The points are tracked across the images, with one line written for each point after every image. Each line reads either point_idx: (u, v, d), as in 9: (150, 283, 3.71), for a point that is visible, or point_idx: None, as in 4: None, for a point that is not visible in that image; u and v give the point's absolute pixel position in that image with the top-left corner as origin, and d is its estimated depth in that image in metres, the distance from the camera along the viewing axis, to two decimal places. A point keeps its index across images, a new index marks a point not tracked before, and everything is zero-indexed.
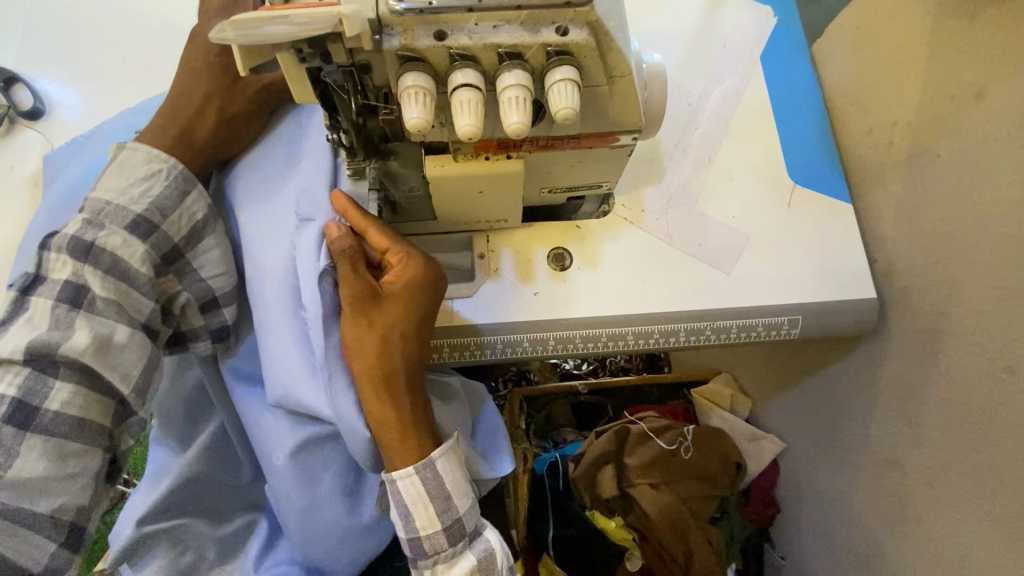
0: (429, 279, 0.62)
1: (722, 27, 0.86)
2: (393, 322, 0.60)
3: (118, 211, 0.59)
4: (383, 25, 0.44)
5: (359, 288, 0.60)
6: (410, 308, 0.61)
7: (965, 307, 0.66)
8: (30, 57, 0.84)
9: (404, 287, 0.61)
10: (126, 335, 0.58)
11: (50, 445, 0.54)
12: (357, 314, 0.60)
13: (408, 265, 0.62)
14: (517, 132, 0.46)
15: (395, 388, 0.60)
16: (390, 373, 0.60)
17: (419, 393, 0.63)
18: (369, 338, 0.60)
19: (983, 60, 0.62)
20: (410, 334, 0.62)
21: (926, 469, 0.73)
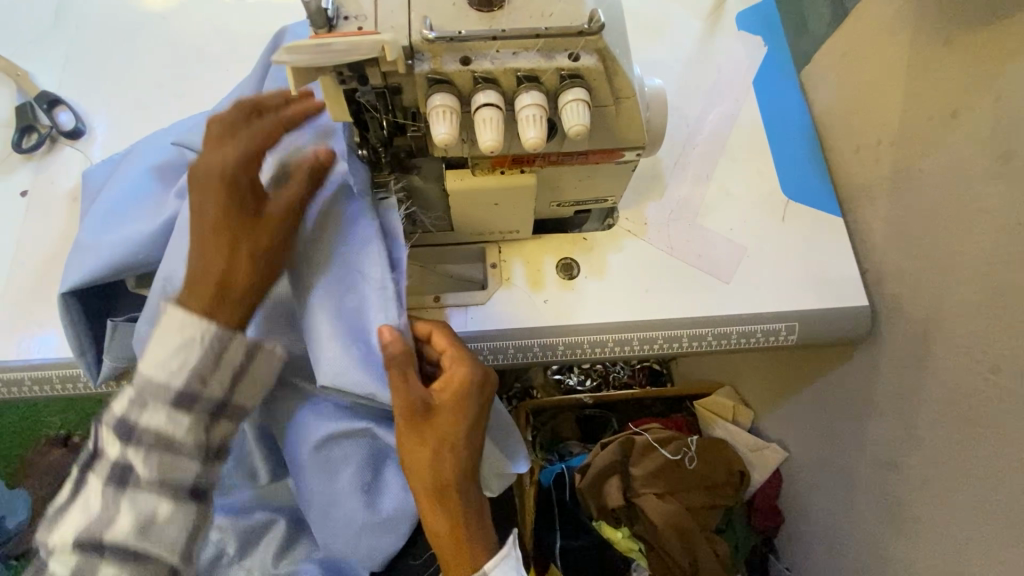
0: (476, 386, 0.63)
1: (717, 56, 0.93)
2: (445, 436, 0.62)
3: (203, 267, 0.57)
4: (415, 50, 0.50)
5: (414, 400, 0.61)
6: (462, 415, 0.63)
7: (952, 312, 0.70)
8: (72, 82, 0.90)
9: (456, 400, 0.63)
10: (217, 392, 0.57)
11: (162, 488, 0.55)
12: (413, 429, 0.62)
13: (456, 373, 0.63)
14: (534, 146, 0.51)
15: (448, 496, 0.63)
16: (444, 482, 0.63)
17: (471, 494, 0.65)
18: (423, 452, 0.62)
19: (957, 84, 0.68)
20: (463, 445, 0.64)
21: (923, 470, 0.76)
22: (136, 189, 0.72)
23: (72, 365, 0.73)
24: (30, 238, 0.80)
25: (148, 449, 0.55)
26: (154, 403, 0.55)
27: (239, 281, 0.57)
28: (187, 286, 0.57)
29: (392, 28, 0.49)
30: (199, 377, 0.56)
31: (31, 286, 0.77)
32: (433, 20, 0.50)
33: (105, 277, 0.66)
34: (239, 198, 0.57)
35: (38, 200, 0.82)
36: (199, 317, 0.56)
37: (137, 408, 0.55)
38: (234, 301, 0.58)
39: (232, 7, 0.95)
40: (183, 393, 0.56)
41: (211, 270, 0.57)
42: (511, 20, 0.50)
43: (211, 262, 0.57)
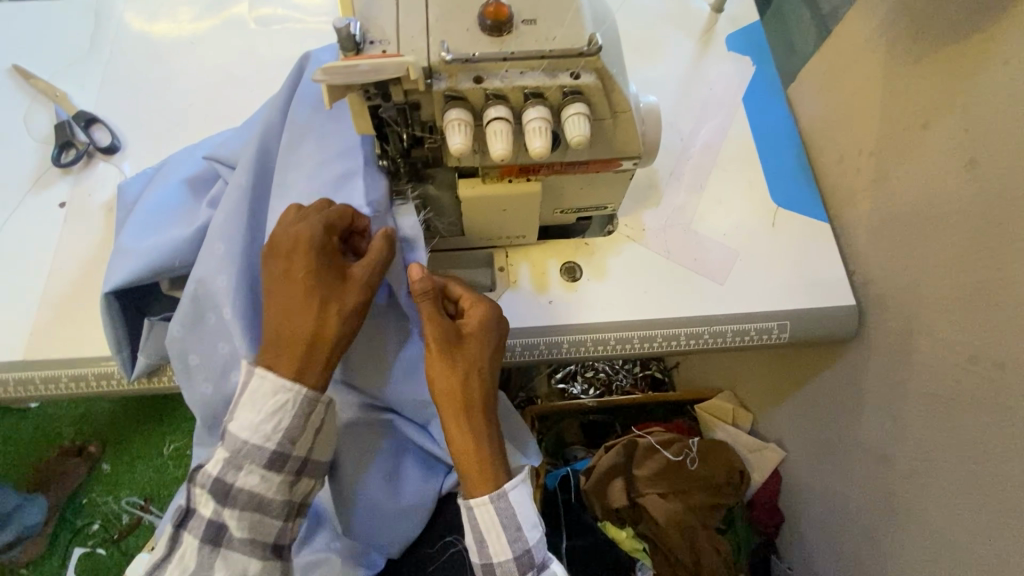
0: (495, 320, 0.68)
1: (708, 75, 0.99)
2: (472, 360, 0.65)
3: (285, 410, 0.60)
4: (433, 71, 0.56)
5: (437, 337, 0.65)
6: (485, 344, 0.67)
7: (931, 308, 0.74)
8: (107, 103, 0.96)
9: (478, 328, 0.67)
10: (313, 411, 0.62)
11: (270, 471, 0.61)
12: (441, 358, 0.65)
13: (476, 309, 0.68)
14: (540, 155, 0.56)
15: (478, 423, 0.65)
16: (471, 408, 0.65)
17: (494, 422, 0.67)
18: (452, 377, 0.64)
19: (928, 97, 0.74)
20: (485, 372, 0.67)
21: (912, 461, 0.80)
22: (172, 198, 0.78)
23: (107, 363, 0.78)
24: (68, 246, 0.85)
25: (245, 509, 0.61)
26: (251, 466, 0.60)
27: (325, 341, 0.61)
28: (277, 350, 0.61)
29: (413, 50, 0.55)
30: (288, 443, 0.62)
31: (69, 290, 0.82)
32: (450, 43, 0.56)
33: (145, 278, 0.70)
34: (325, 290, 0.61)
35: (76, 211, 0.87)
36: (290, 381, 0.61)
37: (234, 471, 0.60)
38: (324, 358, 0.62)
39: (256, 34, 1.03)
40: (277, 453, 0.61)
41: (300, 334, 0.60)
42: (518, 43, 0.56)
43: (303, 324, 0.60)
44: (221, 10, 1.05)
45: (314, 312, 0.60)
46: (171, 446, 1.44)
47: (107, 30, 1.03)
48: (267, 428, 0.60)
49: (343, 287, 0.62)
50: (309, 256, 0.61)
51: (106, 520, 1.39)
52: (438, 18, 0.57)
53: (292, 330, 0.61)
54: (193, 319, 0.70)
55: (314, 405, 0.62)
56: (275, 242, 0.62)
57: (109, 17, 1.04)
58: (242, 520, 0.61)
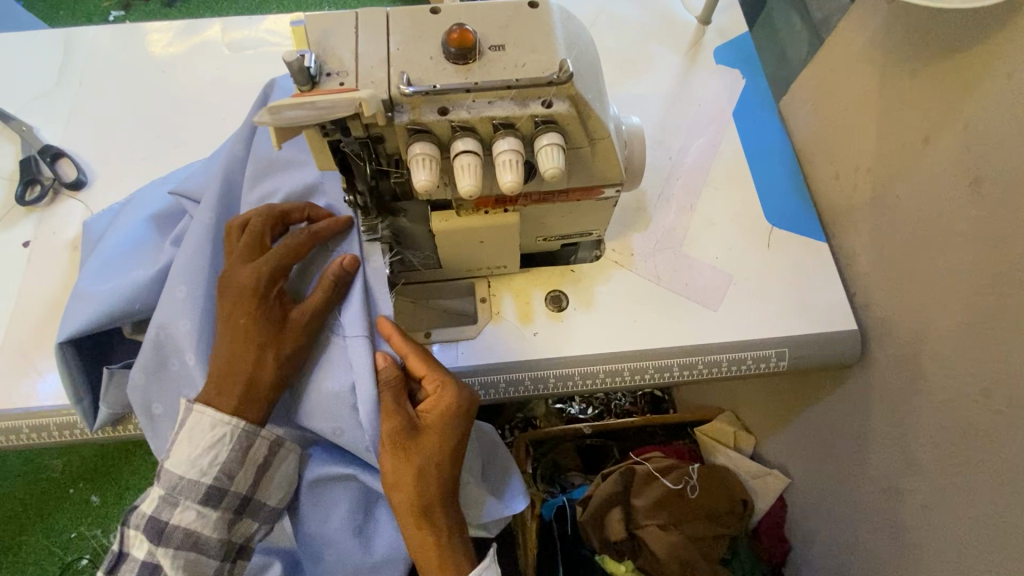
0: (463, 406, 0.64)
1: (697, 90, 0.96)
2: (429, 455, 0.62)
3: (221, 447, 0.61)
4: (394, 103, 0.52)
5: (393, 431, 0.61)
6: (447, 436, 0.63)
7: (938, 334, 0.70)
8: (75, 135, 0.93)
9: (439, 415, 0.63)
10: (251, 448, 0.62)
11: (205, 507, 0.61)
12: (396, 450, 0.61)
13: (444, 394, 0.63)
14: (511, 189, 0.52)
15: (434, 518, 0.62)
16: (426, 504, 0.62)
17: (454, 511, 0.64)
18: (406, 474, 0.61)
19: (926, 112, 0.70)
20: (445, 463, 0.63)
21: (924, 496, 0.75)
22: (136, 237, 0.75)
23: (69, 412, 0.74)
24: (30, 287, 0.81)
25: (180, 547, 0.61)
26: (187, 502, 0.61)
27: (265, 381, 0.61)
28: (216, 386, 0.61)
29: (372, 83, 0.52)
30: (225, 479, 0.61)
31: (30, 334, 0.78)
32: (411, 75, 0.52)
33: (104, 325, 0.68)
34: (263, 332, 0.61)
35: (41, 249, 0.84)
36: (228, 415, 0.60)
37: (169, 508, 0.60)
38: (255, 395, 0.61)
39: (230, 59, 1.00)
40: (213, 489, 0.61)
41: (237, 374, 0.60)
42: (485, 72, 0.53)
43: (241, 364, 0.60)
44: (193, 35, 1.02)
45: (257, 352, 0.61)
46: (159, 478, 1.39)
47: (77, 59, 1.00)
48: (201, 465, 0.60)
49: (282, 329, 0.62)
50: (252, 300, 0.61)
51: (94, 556, 1.35)
52: (400, 47, 0.53)
53: (228, 369, 0.61)
54: (153, 364, 0.66)
55: (253, 440, 0.62)
56: (224, 282, 0.63)
57: (79, 46, 1.01)
58: (176, 559, 0.60)
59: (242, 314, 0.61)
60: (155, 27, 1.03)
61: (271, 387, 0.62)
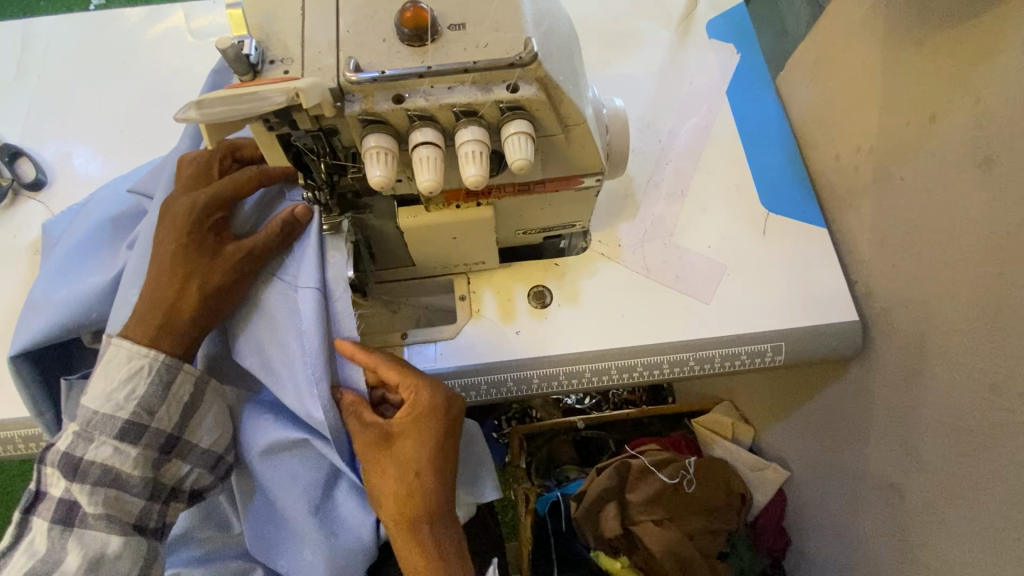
0: (440, 407, 0.62)
1: (688, 67, 0.90)
2: (407, 463, 0.61)
3: (138, 378, 0.58)
4: (344, 92, 0.48)
5: (365, 439, 0.62)
6: (426, 440, 0.62)
7: (944, 325, 0.66)
8: (33, 132, 0.89)
9: (414, 421, 0.61)
10: (173, 381, 0.60)
11: (121, 444, 0.58)
12: (374, 458, 0.62)
13: (420, 398, 0.61)
14: (476, 184, 0.48)
15: (422, 529, 0.62)
16: (411, 515, 0.62)
17: (444, 519, 0.64)
18: (386, 482, 0.62)
19: (933, 86, 0.65)
20: (426, 471, 0.62)
21: (927, 495, 0.72)
22: (92, 241, 0.72)
23: (32, 425, 0.71)
24: None
25: (98, 485, 0.58)
26: (101, 438, 0.58)
27: (186, 312, 0.59)
28: (138, 318, 0.59)
29: (319, 70, 0.47)
30: (144, 414, 0.59)
31: None
32: (360, 60, 0.48)
33: (56, 337, 0.64)
34: (189, 261, 0.59)
35: (1, 254, 0.80)
36: (144, 346, 0.59)
37: (83, 444, 0.57)
38: (175, 327, 0.59)
39: (194, 47, 0.95)
40: (131, 425, 0.58)
41: (159, 304, 0.59)
42: (444, 55, 0.48)
43: (163, 293, 0.59)
44: (157, 22, 0.97)
45: (180, 283, 0.59)
46: None
47: (34, 51, 0.95)
48: (116, 400, 0.58)
49: (212, 261, 0.60)
50: (183, 228, 0.60)
51: None
52: (350, 28, 0.49)
53: (150, 299, 0.59)
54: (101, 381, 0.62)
55: (175, 375, 0.60)
56: (163, 211, 0.61)
57: (36, 37, 0.96)
58: (95, 495, 0.57)
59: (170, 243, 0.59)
60: (116, 14, 0.98)
61: (192, 320, 0.60)
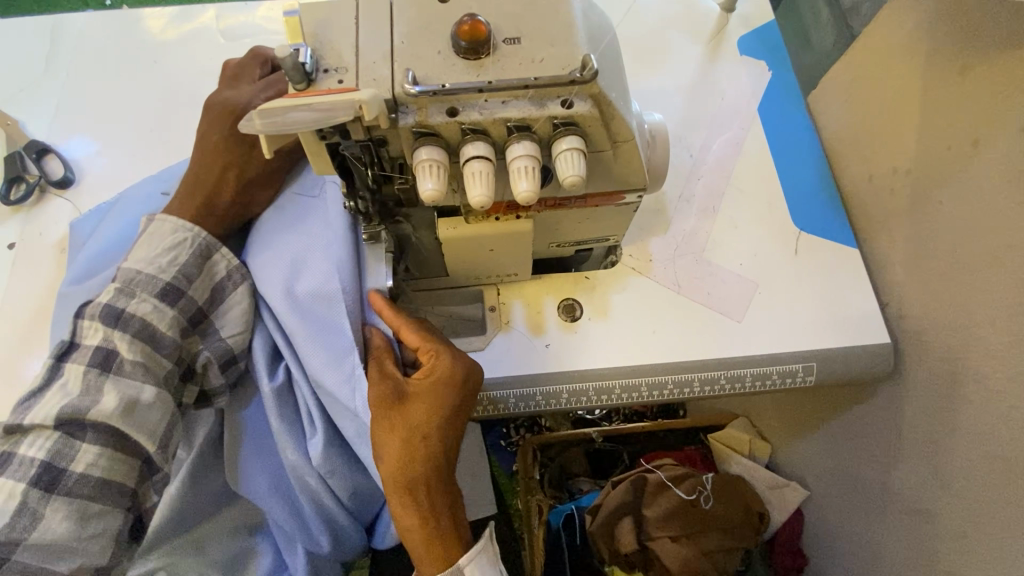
0: (457, 374, 0.60)
1: (719, 82, 0.90)
2: (417, 424, 0.59)
3: (180, 245, 0.62)
4: (398, 104, 0.47)
5: (377, 394, 0.59)
6: (437, 407, 0.59)
7: (980, 352, 0.65)
8: (61, 129, 0.88)
9: (433, 382, 0.60)
10: (213, 258, 0.64)
11: (160, 304, 0.60)
12: (382, 415, 0.59)
13: (439, 363, 0.61)
14: (527, 200, 0.47)
15: (419, 498, 0.59)
16: (412, 483, 0.58)
17: (447, 492, 0.61)
18: (391, 444, 0.58)
19: (976, 112, 0.64)
20: (434, 436, 0.59)
21: (958, 522, 0.71)
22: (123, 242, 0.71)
23: None
24: (15, 293, 0.77)
25: (136, 336, 0.58)
26: (142, 295, 0.59)
27: (225, 195, 0.66)
28: (181, 202, 0.65)
29: (374, 79, 0.47)
30: (182, 280, 0.61)
31: (14, 343, 0.74)
32: (417, 72, 0.47)
33: None
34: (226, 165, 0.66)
35: (26, 252, 0.80)
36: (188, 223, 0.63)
37: (125, 299, 0.59)
38: (216, 210, 0.66)
39: (225, 48, 0.94)
40: (169, 287, 0.60)
41: (205, 201, 0.66)
42: (500, 69, 0.48)
43: (207, 176, 0.66)
44: (187, 22, 0.97)
45: (220, 178, 0.66)
46: None
47: (64, 48, 0.95)
48: (158, 265, 0.61)
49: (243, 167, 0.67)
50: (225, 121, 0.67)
51: None
52: (405, 39, 0.48)
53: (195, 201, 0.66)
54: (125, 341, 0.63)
55: (211, 253, 0.64)
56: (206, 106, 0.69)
57: (67, 33, 0.96)
58: (134, 345, 0.58)
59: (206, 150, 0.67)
60: (146, 14, 0.98)
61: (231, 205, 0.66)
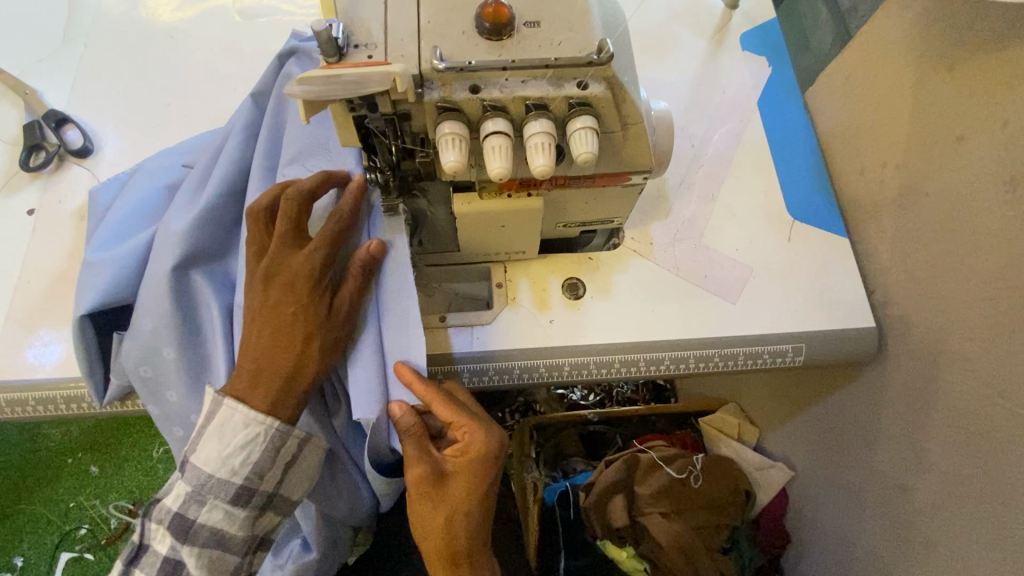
0: (487, 454, 0.63)
1: (721, 76, 0.93)
2: (457, 501, 0.64)
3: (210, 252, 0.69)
4: (424, 79, 0.50)
5: (418, 477, 0.62)
6: (474, 485, 0.63)
7: (959, 334, 0.70)
8: (80, 100, 0.90)
9: (470, 462, 0.63)
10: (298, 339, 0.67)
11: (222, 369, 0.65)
12: (425, 497, 0.63)
13: (473, 441, 0.63)
14: (542, 174, 0.51)
15: (461, 565, 0.67)
16: (455, 554, 0.66)
17: (483, 552, 0.69)
18: (434, 521, 0.64)
19: (963, 108, 0.68)
20: (472, 512, 0.65)
21: (932, 494, 0.76)
22: (146, 212, 0.74)
23: (78, 385, 0.73)
24: (35, 258, 0.80)
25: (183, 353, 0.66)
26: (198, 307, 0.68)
27: (306, 379, 0.62)
28: (250, 383, 0.61)
29: (402, 56, 0.50)
30: (256, 477, 0.63)
31: (36, 304, 0.77)
32: (443, 49, 0.50)
33: (123, 297, 0.68)
34: (319, 283, 0.62)
35: (45, 218, 0.82)
36: (261, 415, 0.61)
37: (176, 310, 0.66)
38: (290, 396, 0.62)
39: (240, 27, 0.96)
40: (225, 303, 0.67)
41: (289, 342, 0.61)
42: (521, 50, 0.51)
43: (286, 353, 0.61)
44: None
45: (313, 316, 0.61)
46: (161, 451, 1.40)
47: (82, 20, 0.96)
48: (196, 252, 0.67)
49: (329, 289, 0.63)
50: (303, 278, 0.61)
51: (93, 525, 1.35)
52: (431, 19, 0.51)
53: (275, 253, 0.62)
54: (164, 314, 0.66)
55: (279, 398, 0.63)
56: (275, 266, 0.62)
57: (83, 6, 0.97)
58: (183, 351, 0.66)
59: (309, 261, 0.62)
60: None
61: (321, 348, 0.62)
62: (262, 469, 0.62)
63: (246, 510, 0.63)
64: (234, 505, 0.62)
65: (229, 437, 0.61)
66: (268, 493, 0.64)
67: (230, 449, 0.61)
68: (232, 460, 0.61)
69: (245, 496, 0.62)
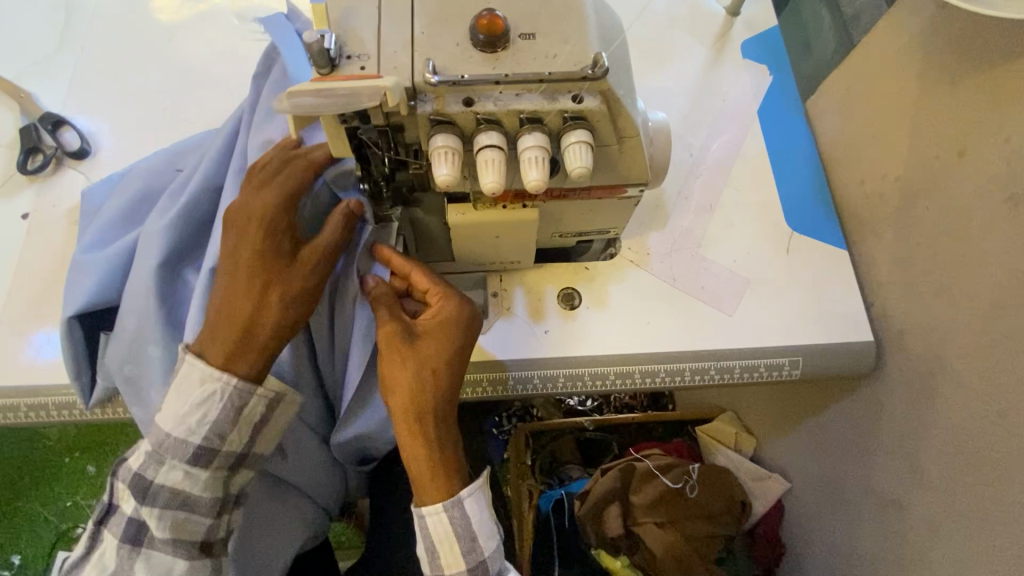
0: (463, 319, 0.63)
1: (721, 84, 0.93)
2: (426, 357, 0.61)
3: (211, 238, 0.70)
4: (417, 92, 0.50)
5: (389, 329, 0.61)
6: (445, 343, 0.62)
7: (957, 351, 0.69)
8: (77, 102, 0.90)
9: (442, 318, 0.63)
10: None
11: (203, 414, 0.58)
12: (393, 348, 0.61)
13: (446, 303, 0.64)
14: (536, 188, 0.50)
15: (426, 427, 0.60)
16: (420, 411, 0.60)
17: (452, 428, 0.63)
18: (400, 373, 0.60)
19: (964, 122, 0.68)
20: (441, 370, 0.61)
21: (928, 512, 0.75)
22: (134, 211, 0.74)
23: (70, 391, 0.73)
24: (29, 261, 0.79)
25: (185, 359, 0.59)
26: (173, 461, 0.58)
27: (263, 330, 0.58)
28: (209, 335, 0.57)
29: (395, 68, 0.50)
30: (216, 439, 0.58)
31: (29, 309, 0.77)
32: (436, 62, 0.50)
33: (110, 299, 0.68)
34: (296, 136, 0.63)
35: (39, 222, 0.82)
36: (217, 371, 0.57)
37: (155, 465, 0.58)
38: (264, 237, 0.58)
39: (238, 29, 0.96)
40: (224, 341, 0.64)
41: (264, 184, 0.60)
42: (515, 63, 0.50)
43: (244, 305, 0.57)
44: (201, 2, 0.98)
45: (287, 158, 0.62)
46: None
47: (79, 23, 0.96)
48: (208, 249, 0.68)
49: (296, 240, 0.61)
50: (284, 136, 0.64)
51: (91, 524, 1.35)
52: (425, 30, 0.51)
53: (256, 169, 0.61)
54: (147, 312, 0.65)
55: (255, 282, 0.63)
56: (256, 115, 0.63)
57: (81, 8, 0.97)
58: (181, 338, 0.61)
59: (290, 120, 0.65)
60: None
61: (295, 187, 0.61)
62: (222, 430, 0.58)
63: (207, 469, 0.59)
64: (194, 465, 0.58)
65: (185, 395, 0.57)
66: (230, 455, 0.59)
67: (188, 406, 0.57)
68: (189, 419, 0.57)
69: (205, 457, 0.58)
